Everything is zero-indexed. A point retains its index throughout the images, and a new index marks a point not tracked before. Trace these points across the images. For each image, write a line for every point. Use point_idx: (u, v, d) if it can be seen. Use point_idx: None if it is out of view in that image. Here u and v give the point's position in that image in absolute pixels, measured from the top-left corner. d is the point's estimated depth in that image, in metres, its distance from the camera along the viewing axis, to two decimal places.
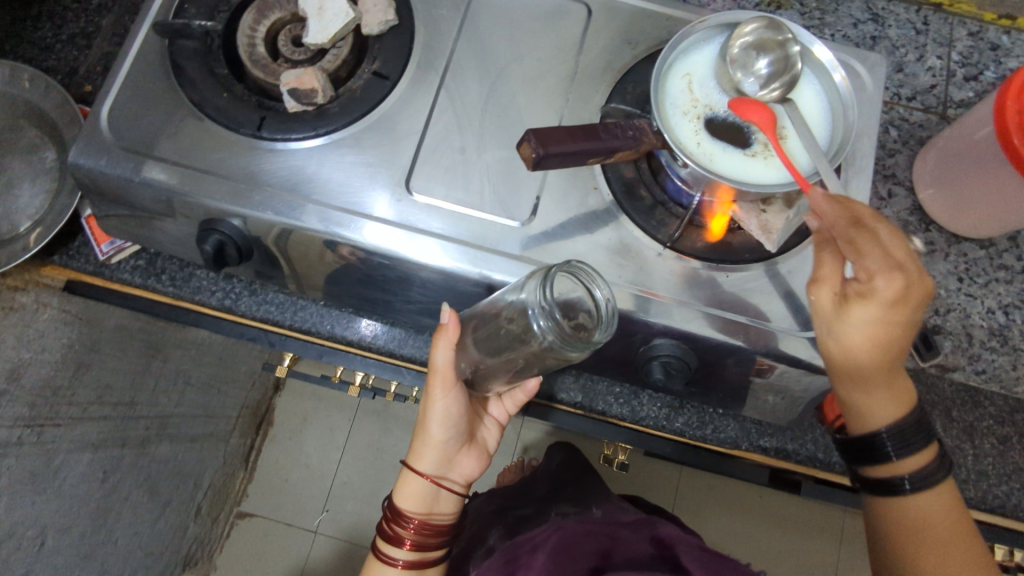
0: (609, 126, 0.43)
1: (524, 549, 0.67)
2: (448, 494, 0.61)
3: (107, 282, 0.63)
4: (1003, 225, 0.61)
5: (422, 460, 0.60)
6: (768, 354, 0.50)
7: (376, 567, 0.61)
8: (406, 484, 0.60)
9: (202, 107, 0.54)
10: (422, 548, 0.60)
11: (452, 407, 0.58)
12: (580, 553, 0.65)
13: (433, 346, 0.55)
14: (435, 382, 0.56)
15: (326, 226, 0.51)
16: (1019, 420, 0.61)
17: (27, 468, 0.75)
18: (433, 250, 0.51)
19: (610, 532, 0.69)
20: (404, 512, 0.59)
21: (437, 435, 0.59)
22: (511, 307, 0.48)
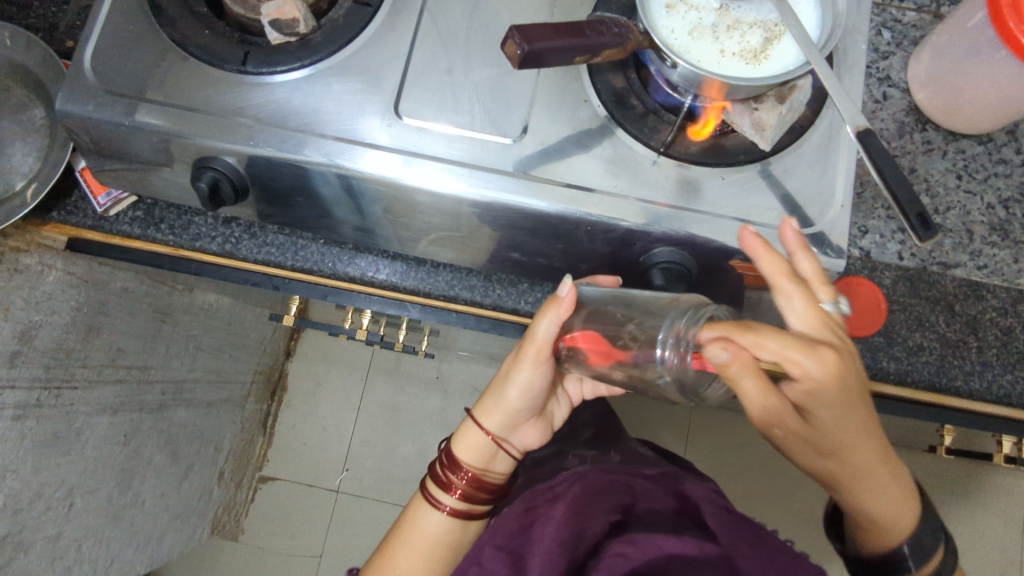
0: (593, 23, 0.43)
1: (542, 499, 0.65)
2: (505, 457, 0.64)
3: (108, 236, 0.64)
4: (999, 118, 0.61)
5: (489, 418, 0.62)
6: (766, 252, 0.51)
7: (423, 509, 0.64)
8: (469, 437, 0.63)
9: (185, 46, 0.54)
10: (471, 500, 0.63)
11: (536, 379, 0.59)
12: (600, 508, 0.64)
13: (537, 315, 0.54)
14: (528, 352, 0.56)
15: (329, 158, 0.51)
16: (1022, 311, 0.61)
17: (50, 430, 0.78)
18: (434, 173, 0.51)
19: (627, 482, 0.70)
20: (461, 462, 0.63)
21: (514, 402, 0.61)
22: (639, 323, 0.46)
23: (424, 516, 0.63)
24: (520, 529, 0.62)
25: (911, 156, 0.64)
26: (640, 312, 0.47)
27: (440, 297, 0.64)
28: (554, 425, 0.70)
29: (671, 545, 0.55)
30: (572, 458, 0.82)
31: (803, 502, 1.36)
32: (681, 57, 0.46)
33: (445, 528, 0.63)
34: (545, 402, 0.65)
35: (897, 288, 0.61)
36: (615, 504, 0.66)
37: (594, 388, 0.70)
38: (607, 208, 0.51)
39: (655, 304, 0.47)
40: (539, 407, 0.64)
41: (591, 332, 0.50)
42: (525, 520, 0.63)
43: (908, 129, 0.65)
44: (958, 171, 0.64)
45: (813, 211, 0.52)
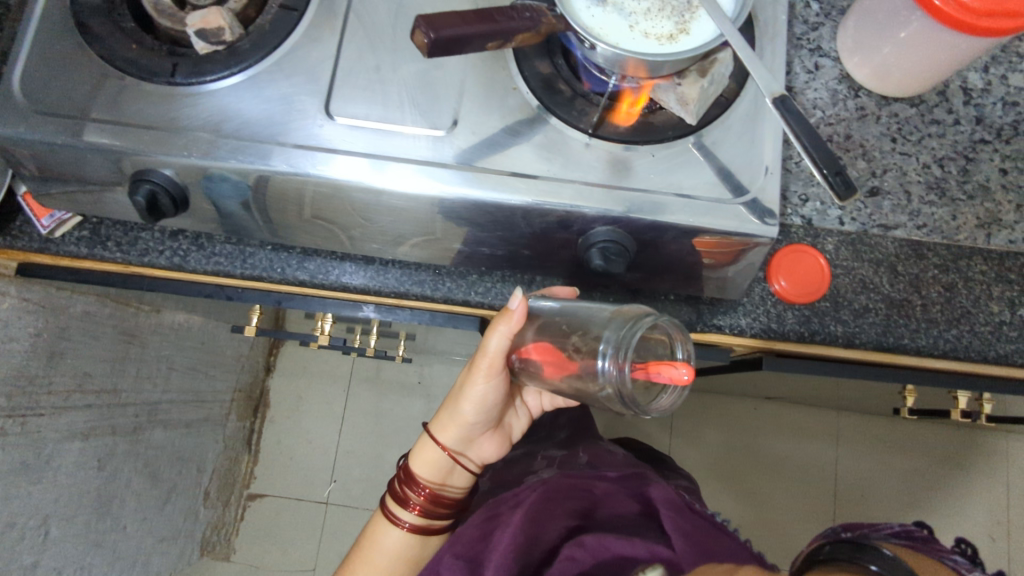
0: (505, 10, 0.46)
1: (506, 506, 0.63)
2: (462, 470, 0.68)
3: (56, 258, 0.63)
4: (927, 79, 0.61)
5: (445, 433, 0.67)
6: (702, 224, 0.52)
7: (384, 524, 0.68)
8: (427, 452, 0.67)
9: (113, 61, 0.54)
10: (429, 514, 0.67)
11: (489, 394, 0.62)
12: (559, 512, 0.62)
13: (488, 330, 0.56)
14: (481, 368, 0.59)
15: (294, 167, 0.52)
16: (962, 267, 0.63)
17: (18, 459, 0.77)
18: (408, 176, 0.52)
19: (588, 485, 0.67)
20: (419, 478, 0.67)
21: (468, 416, 0.65)
22: (581, 334, 0.48)
23: (384, 531, 0.68)
24: (480, 537, 0.61)
25: (846, 123, 0.64)
26: (580, 323, 0.49)
27: (391, 294, 0.64)
28: (512, 437, 0.73)
29: (621, 546, 0.54)
30: (541, 459, 0.84)
31: (789, 478, 1.38)
32: (601, 40, 0.46)
33: (404, 543, 0.67)
34: (501, 415, 0.68)
35: (839, 252, 0.63)
36: (576, 507, 0.63)
37: (552, 401, 0.73)
38: (545, 192, 0.52)
39: (594, 315, 0.49)
40: (494, 421, 0.68)
41: (543, 346, 0.53)
42: (485, 527, 0.62)
43: (841, 97, 0.65)
44: (894, 134, 0.64)
45: (746, 179, 0.53)
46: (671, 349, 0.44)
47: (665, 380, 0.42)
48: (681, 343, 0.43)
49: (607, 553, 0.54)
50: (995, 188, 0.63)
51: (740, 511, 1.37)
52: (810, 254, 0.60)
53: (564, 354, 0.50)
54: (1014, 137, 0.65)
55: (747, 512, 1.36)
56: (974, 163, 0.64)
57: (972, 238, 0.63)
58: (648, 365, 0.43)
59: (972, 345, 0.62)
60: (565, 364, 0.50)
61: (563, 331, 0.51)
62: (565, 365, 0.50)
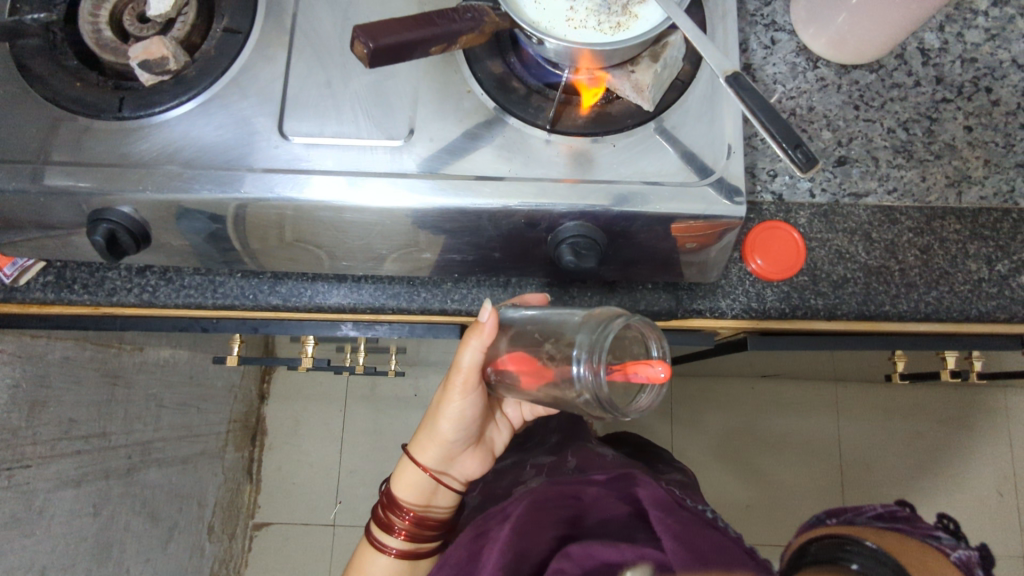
0: (445, 12, 0.45)
1: (495, 522, 0.61)
2: (446, 489, 0.68)
3: (23, 305, 0.62)
4: (884, 44, 0.61)
5: (425, 453, 0.66)
6: (670, 210, 0.51)
7: (371, 553, 0.67)
8: (407, 475, 0.66)
9: (59, 101, 0.53)
10: (416, 538, 0.67)
11: (466, 410, 0.62)
12: (547, 521, 0.60)
13: (461, 345, 0.56)
14: (457, 383, 0.59)
15: (271, 191, 0.51)
16: (937, 228, 0.63)
17: (8, 513, 0.75)
18: (384, 189, 0.51)
19: (578, 490, 0.64)
20: (402, 501, 0.67)
21: (447, 433, 0.64)
22: (555, 341, 0.48)
23: (371, 560, 0.67)
24: (469, 558, 0.59)
25: (807, 96, 0.64)
26: (553, 330, 0.49)
27: (368, 311, 0.63)
28: (494, 451, 0.72)
29: (607, 553, 0.53)
30: (529, 469, 0.83)
31: (794, 454, 1.37)
32: (549, 35, 0.45)
33: (391, 570, 0.67)
34: (481, 430, 0.68)
35: (813, 225, 0.62)
36: (564, 516, 0.61)
37: (534, 411, 0.72)
38: (508, 194, 0.51)
39: (566, 321, 0.48)
40: (474, 436, 0.67)
41: (519, 355, 0.53)
42: (474, 547, 0.60)
43: (800, 69, 0.65)
44: (855, 101, 0.64)
45: (710, 160, 0.53)
46: (647, 348, 0.45)
47: (643, 378, 0.43)
48: (656, 341, 0.44)
49: (594, 561, 0.54)
50: (961, 146, 0.63)
51: (746, 491, 1.37)
52: (782, 226, 0.60)
53: (539, 362, 0.50)
54: (976, 93, 0.64)
55: (754, 492, 1.36)
56: (938, 123, 0.64)
57: (944, 198, 0.63)
58: (626, 365, 0.44)
59: (954, 304, 0.61)
60: (542, 372, 0.49)
61: (536, 339, 0.50)
62: (542, 373, 0.49)
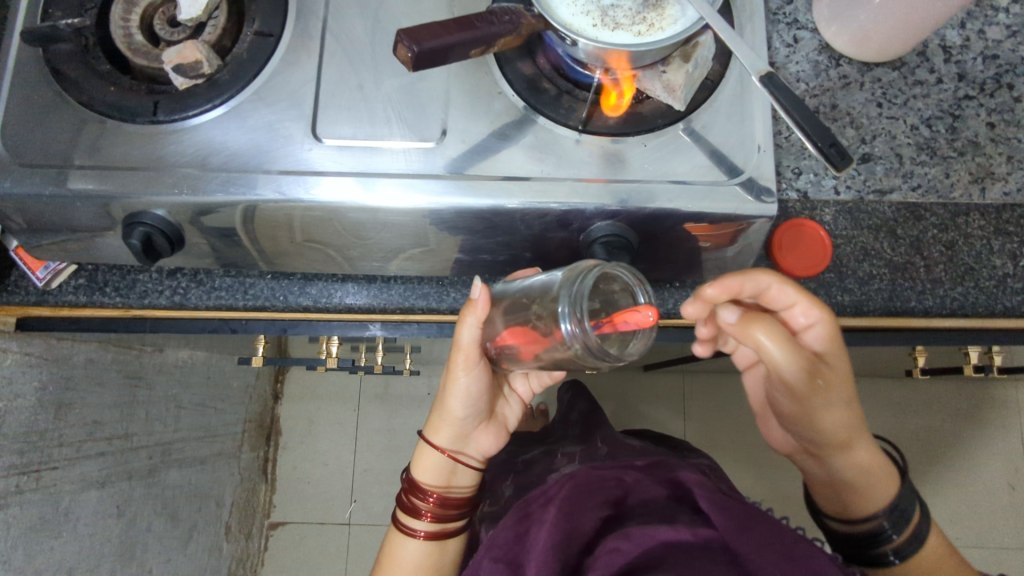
0: (484, 15, 0.46)
1: (537, 505, 0.63)
2: (465, 468, 0.68)
3: (54, 309, 0.63)
4: (908, 41, 0.61)
5: (439, 434, 0.66)
6: (703, 210, 0.52)
7: (399, 538, 0.68)
8: (426, 457, 0.67)
9: (93, 106, 0.54)
10: (442, 519, 0.67)
11: (473, 385, 0.62)
12: (591, 503, 0.61)
13: (458, 324, 0.57)
14: (459, 360, 0.59)
15: (283, 193, 0.52)
16: (961, 224, 0.63)
17: (37, 514, 0.76)
18: (402, 191, 0.52)
19: (618, 474, 0.66)
20: (422, 484, 0.67)
21: (456, 412, 0.65)
22: (541, 301, 0.48)
23: (401, 545, 0.68)
24: (515, 539, 0.60)
25: (830, 93, 0.64)
26: (538, 292, 0.49)
27: (397, 311, 0.64)
28: (509, 426, 0.72)
29: (663, 533, 0.53)
30: (560, 458, 0.83)
31: None
32: (582, 36, 0.46)
33: (422, 552, 0.67)
34: (491, 405, 0.69)
35: (838, 222, 0.63)
36: (606, 498, 0.62)
37: (540, 381, 0.72)
38: (541, 192, 0.52)
39: (549, 281, 0.48)
40: (485, 412, 0.68)
41: (516, 329, 0.53)
42: (519, 528, 0.61)
43: (823, 67, 0.65)
44: (878, 99, 0.64)
45: (739, 160, 0.53)
46: (634, 297, 0.45)
47: (633, 327, 0.44)
48: (641, 287, 0.44)
49: (649, 539, 0.53)
50: (985, 143, 0.64)
51: (760, 486, 1.38)
52: (804, 223, 0.60)
53: (529, 327, 0.50)
54: (998, 89, 0.65)
55: (769, 487, 1.37)
56: (961, 120, 0.64)
57: (968, 194, 0.63)
58: (615, 318, 0.44)
59: (979, 299, 0.62)
60: (536, 337, 0.49)
61: (524, 303, 0.51)
62: (536, 338, 0.49)
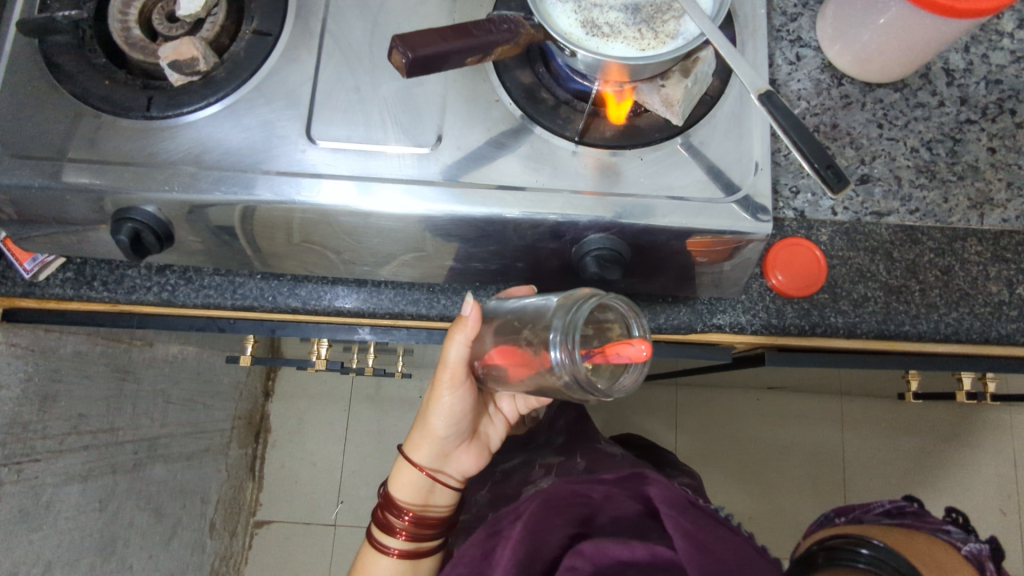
0: (483, 23, 0.46)
1: (506, 521, 0.61)
2: (443, 487, 0.68)
3: (41, 301, 0.62)
4: (910, 63, 0.61)
5: (419, 451, 0.66)
6: (698, 226, 0.51)
7: (373, 554, 0.67)
8: (404, 473, 0.66)
9: (87, 99, 0.53)
10: (417, 538, 0.67)
11: (457, 405, 0.62)
12: (559, 520, 0.60)
13: (447, 340, 0.57)
14: (445, 378, 0.59)
15: (275, 194, 0.51)
16: (958, 249, 0.63)
17: (16, 507, 0.75)
18: (396, 196, 0.51)
19: (588, 488, 0.63)
20: (399, 501, 0.67)
21: (438, 431, 0.64)
22: (532, 326, 0.48)
23: (373, 561, 0.67)
24: (482, 557, 0.60)
25: (830, 113, 0.64)
26: (531, 317, 0.49)
27: (386, 316, 0.63)
28: (491, 445, 0.71)
29: (620, 553, 0.55)
30: (538, 468, 0.83)
31: (797, 468, 1.37)
32: (581, 47, 0.45)
33: (395, 570, 0.67)
34: (475, 424, 0.68)
35: (835, 243, 0.62)
36: (575, 515, 0.62)
37: (528, 403, 0.71)
38: (534, 203, 0.51)
39: (543, 306, 0.48)
40: (467, 432, 0.67)
41: (505, 348, 0.52)
42: (487, 546, 0.60)
43: (825, 86, 0.65)
44: (879, 120, 0.64)
45: (736, 176, 0.53)
46: (627, 330, 0.45)
47: (625, 359, 0.43)
48: (636, 320, 0.44)
49: (605, 557, 0.55)
50: (984, 168, 0.63)
51: (749, 503, 1.37)
52: (797, 241, 0.60)
53: (519, 349, 0.50)
54: (1000, 115, 0.64)
55: (757, 503, 1.36)
56: (961, 144, 0.64)
57: (965, 220, 0.63)
58: (607, 348, 0.44)
59: (974, 326, 0.61)
60: (523, 360, 0.49)
61: (517, 326, 0.50)
62: (523, 361, 0.49)
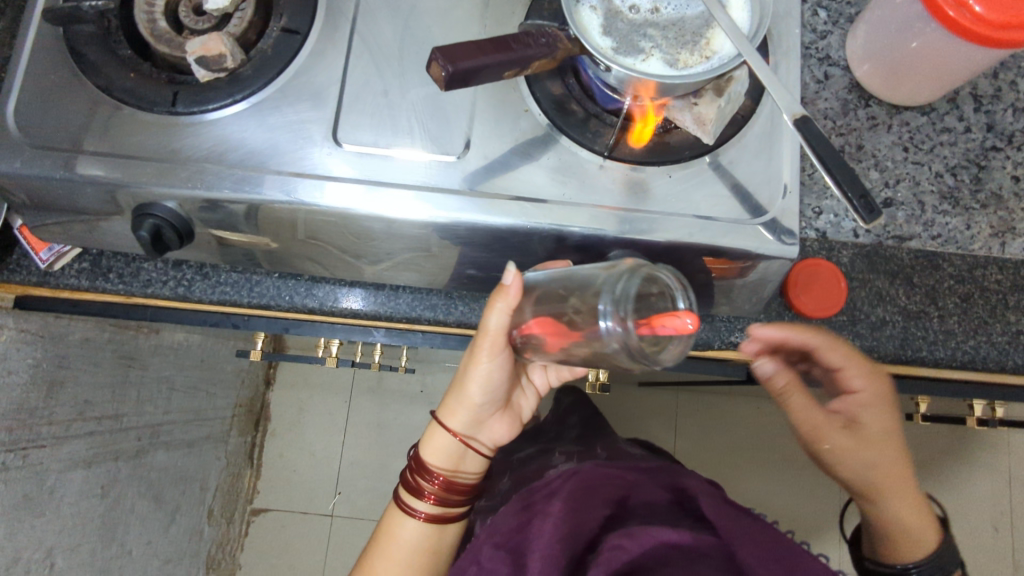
0: (521, 36, 0.45)
1: (541, 495, 0.63)
2: (475, 454, 0.66)
3: (55, 291, 0.62)
4: (939, 88, 0.60)
5: (453, 417, 0.64)
6: (724, 248, 0.51)
7: (399, 516, 0.66)
8: (436, 438, 0.65)
9: (112, 92, 0.52)
10: (444, 503, 0.65)
11: (494, 371, 0.60)
12: (596, 501, 0.61)
13: (487, 308, 0.54)
14: (483, 345, 0.57)
15: (298, 196, 0.51)
16: (979, 276, 0.63)
17: (20, 493, 0.75)
18: (425, 201, 0.51)
19: (621, 473, 0.66)
20: (430, 466, 0.65)
21: (474, 397, 0.63)
22: (578, 295, 0.46)
23: (399, 524, 0.66)
24: (517, 528, 0.60)
25: (857, 134, 0.64)
26: (578, 284, 0.47)
27: (403, 320, 0.63)
28: (521, 417, 0.71)
29: (669, 533, 0.53)
30: (559, 455, 0.83)
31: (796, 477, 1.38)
32: (615, 62, 0.45)
33: (420, 533, 0.66)
34: (509, 393, 0.67)
35: (855, 265, 0.62)
36: (610, 496, 0.62)
37: (559, 375, 0.71)
38: (560, 217, 0.51)
39: (590, 275, 0.46)
40: (501, 400, 0.66)
41: (543, 319, 0.51)
42: (523, 517, 0.61)
43: (851, 106, 0.64)
44: (905, 143, 0.64)
45: (764, 199, 0.53)
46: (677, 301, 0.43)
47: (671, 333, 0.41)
48: (682, 292, 0.41)
49: (652, 540, 0.53)
50: (1007, 196, 0.63)
51: None
52: (818, 259, 0.59)
53: (563, 320, 0.48)
54: None
55: None
56: (986, 171, 0.64)
57: (987, 248, 0.63)
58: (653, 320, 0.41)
59: (991, 354, 0.62)
60: (567, 332, 0.48)
61: (560, 296, 0.48)
62: (569, 333, 0.48)
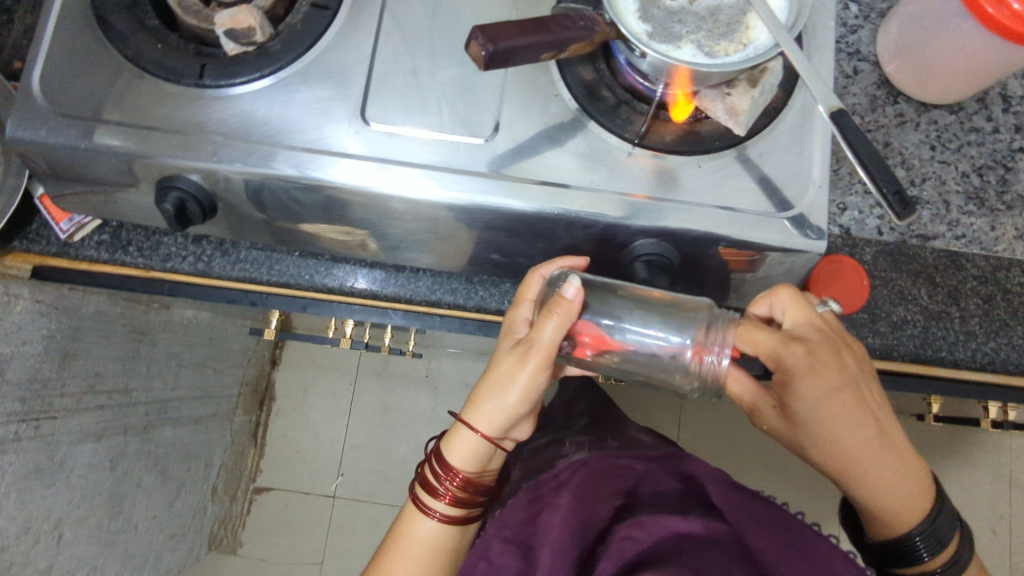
0: (559, 19, 0.45)
1: (548, 488, 0.64)
2: (502, 455, 0.61)
3: (74, 262, 0.62)
4: (971, 87, 0.60)
5: (485, 423, 0.57)
6: (751, 240, 0.51)
7: (416, 516, 0.62)
8: (462, 442, 0.58)
9: (138, 62, 0.52)
10: (467, 505, 0.61)
11: (539, 379, 0.54)
12: (604, 492, 0.62)
13: (545, 317, 0.51)
14: (534, 354, 0.52)
15: (324, 172, 0.50)
16: (1002, 278, 0.62)
17: (32, 463, 0.75)
18: (452, 183, 0.50)
19: (629, 464, 0.67)
20: (456, 470, 0.58)
21: (514, 405, 0.55)
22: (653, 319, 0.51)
23: (416, 525, 0.62)
24: (526, 520, 0.61)
25: (884, 131, 0.63)
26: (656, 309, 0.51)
27: (423, 303, 0.63)
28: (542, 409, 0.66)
29: (678, 523, 0.53)
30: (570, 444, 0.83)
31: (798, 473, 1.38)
32: (651, 48, 0.44)
33: (438, 533, 0.62)
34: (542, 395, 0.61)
35: (878, 264, 0.62)
36: (618, 487, 0.63)
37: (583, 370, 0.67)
38: (587, 204, 0.50)
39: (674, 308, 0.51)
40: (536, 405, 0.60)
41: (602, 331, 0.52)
42: (531, 509, 0.62)
43: (880, 103, 0.64)
44: (932, 141, 0.63)
45: (793, 193, 0.52)
46: None
47: None
48: None
49: (663, 530, 0.53)
50: None
51: None
52: (842, 256, 0.59)
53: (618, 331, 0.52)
54: None
55: None
56: (1013, 172, 0.63)
57: (1011, 250, 0.62)
58: None
59: (1010, 356, 0.61)
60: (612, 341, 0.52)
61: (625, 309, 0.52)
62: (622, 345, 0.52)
